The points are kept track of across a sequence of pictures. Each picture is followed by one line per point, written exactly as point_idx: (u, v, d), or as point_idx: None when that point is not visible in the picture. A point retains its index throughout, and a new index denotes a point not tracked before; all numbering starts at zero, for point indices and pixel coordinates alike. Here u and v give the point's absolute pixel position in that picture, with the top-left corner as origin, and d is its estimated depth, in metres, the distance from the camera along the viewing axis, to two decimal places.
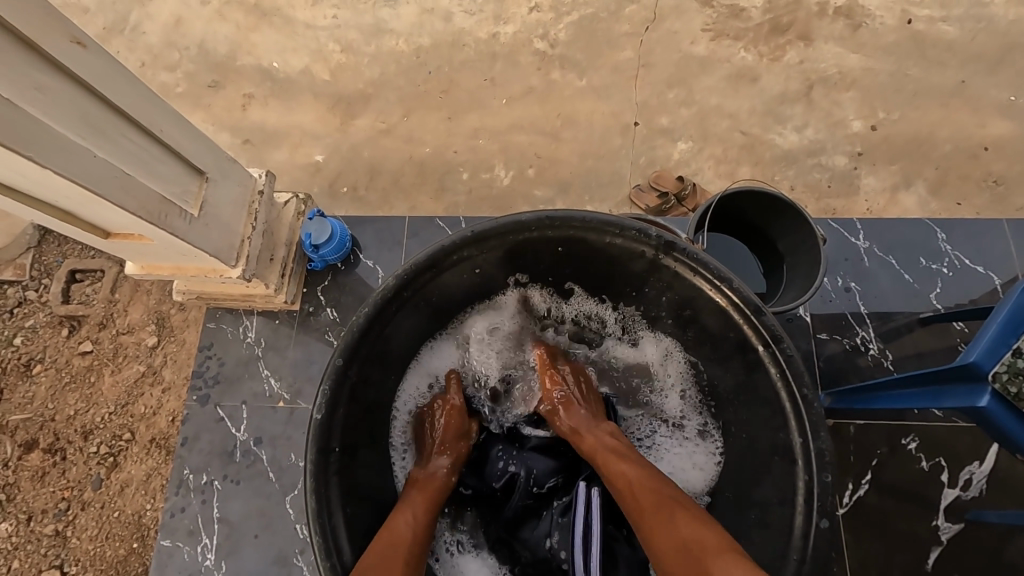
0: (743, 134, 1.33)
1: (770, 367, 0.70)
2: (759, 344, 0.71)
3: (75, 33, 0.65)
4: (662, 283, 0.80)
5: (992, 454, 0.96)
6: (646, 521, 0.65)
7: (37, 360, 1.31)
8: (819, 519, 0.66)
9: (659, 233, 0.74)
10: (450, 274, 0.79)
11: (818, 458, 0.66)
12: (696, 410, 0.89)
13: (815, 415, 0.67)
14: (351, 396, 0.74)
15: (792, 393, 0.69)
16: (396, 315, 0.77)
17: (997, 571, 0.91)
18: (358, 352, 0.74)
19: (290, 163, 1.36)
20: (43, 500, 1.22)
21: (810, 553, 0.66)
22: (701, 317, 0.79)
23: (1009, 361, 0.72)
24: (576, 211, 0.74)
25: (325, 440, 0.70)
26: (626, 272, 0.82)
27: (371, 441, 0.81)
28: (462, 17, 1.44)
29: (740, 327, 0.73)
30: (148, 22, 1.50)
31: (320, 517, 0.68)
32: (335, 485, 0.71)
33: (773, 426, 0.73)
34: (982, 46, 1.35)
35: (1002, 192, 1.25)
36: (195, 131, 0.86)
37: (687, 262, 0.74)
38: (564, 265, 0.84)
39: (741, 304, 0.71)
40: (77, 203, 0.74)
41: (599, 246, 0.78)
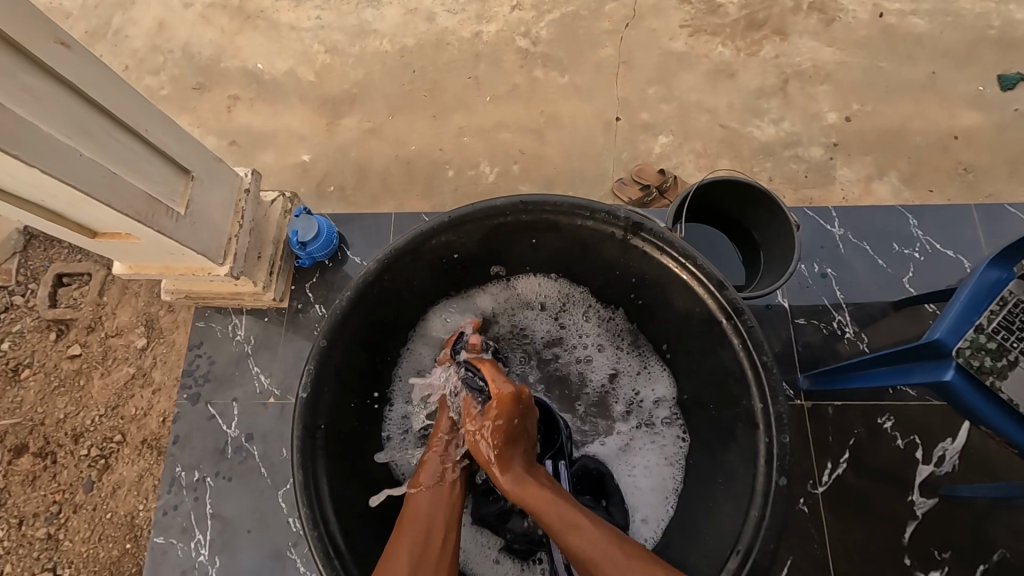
0: (723, 127, 1.36)
1: (734, 338, 0.72)
2: (723, 317, 0.73)
3: (61, 34, 0.66)
4: (632, 265, 0.82)
5: (964, 431, 0.99)
6: None
7: (25, 365, 1.31)
8: (778, 478, 0.68)
9: (627, 214, 0.76)
10: (429, 259, 0.81)
11: (777, 421, 0.68)
12: (666, 404, 0.92)
13: (773, 381, 0.70)
14: (336, 375, 0.76)
15: (753, 361, 0.71)
16: (379, 298, 0.79)
17: (969, 541, 0.94)
18: (342, 333, 0.75)
19: (277, 163, 1.37)
20: (34, 505, 1.22)
21: (772, 510, 0.67)
22: (669, 296, 0.81)
23: (972, 337, 0.75)
24: (549, 195, 0.76)
25: (311, 417, 0.72)
26: (599, 255, 0.84)
27: (359, 420, 0.83)
28: (445, 17, 1.46)
29: (705, 303, 0.75)
30: (132, 26, 1.50)
31: (307, 489, 0.69)
32: (323, 459, 0.72)
33: (737, 395, 0.75)
34: (951, 39, 1.39)
35: (972, 180, 1.28)
36: (182, 131, 0.87)
37: (655, 241, 0.76)
38: (540, 248, 0.86)
39: (705, 279, 0.73)
40: (66, 204, 0.75)
41: (571, 229, 0.80)
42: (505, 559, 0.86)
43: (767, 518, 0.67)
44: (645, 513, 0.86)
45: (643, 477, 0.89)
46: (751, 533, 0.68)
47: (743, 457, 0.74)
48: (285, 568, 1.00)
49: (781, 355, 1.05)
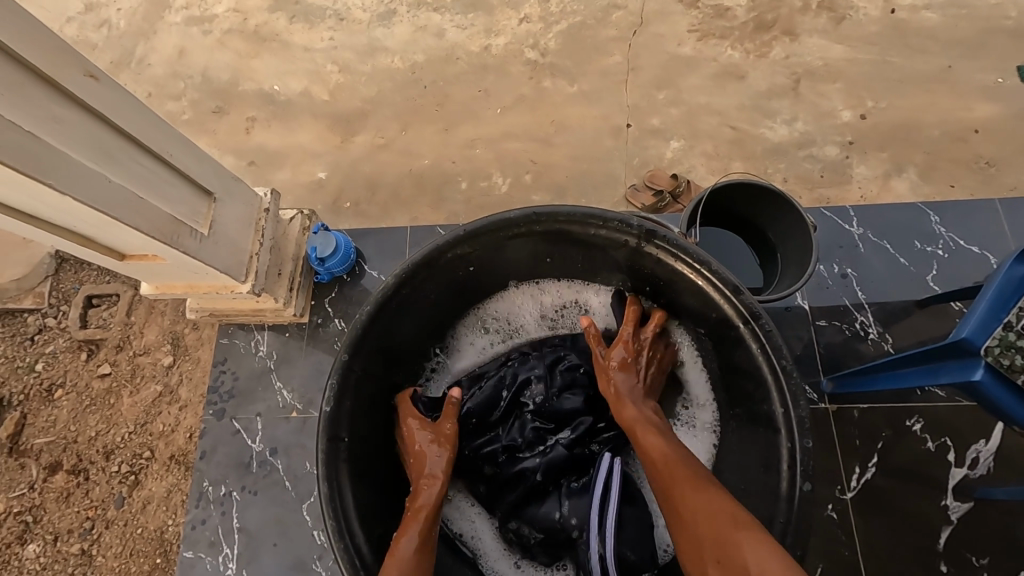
0: (733, 130, 1.35)
1: (751, 342, 0.72)
2: (739, 321, 0.72)
3: (88, 66, 0.70)
4: (646, 271, 0.82)
5: (998, 431, 0.96)
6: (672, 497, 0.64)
7: (58, 384, 1.35)
8: (802, 483, 0.67)
9: (640, 222, 0.76)
10: (445, 271, 0.82)
11: (799, 425, 0.67)
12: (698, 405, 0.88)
13: (794, 384, 0.69)
14: (356, 389, 0.77)
15: (772, 365, 0.70)
16: (397, 312, 0.80)
17: (1007, 547, 0.91)
18: (361, 348, 0.76)
19: (293, 182, 1.40)
20: (68, 521, 1.25)
21: (796, 516, 0.66)
22: (684, 301, 0.81)
23: (1001, 335, 0.72)
24: (561, 205, 0.77)
25: (334, 430, 0.73)
26: (613, 262, 0.84)
27: (380, 428, 0.84)
28: (454, 33, 1.49)
29: (720, 307, 0.74)
30: (153, 54, 1.56)
31: (332, 502, 0.70)
32: (347, 472, 0.73)
33: (757, 399, 0.74)
34: (965, 31, 1.37)
35: (994, 173, 1.26)
36: (203, 154, 0.90)
37: (668, 248, 0.76)
38: (554, 258, 0.86)
39: (720, 285, 0.73)
40: (95, 227, 0.78)
41: (584, 238, 0.80)
42: (527, 565, 0.86)
43: (791, 524, 0.66)
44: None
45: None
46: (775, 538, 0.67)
47: (763, 461, 0.73)
48: None
49: (803, 357, 1.03)
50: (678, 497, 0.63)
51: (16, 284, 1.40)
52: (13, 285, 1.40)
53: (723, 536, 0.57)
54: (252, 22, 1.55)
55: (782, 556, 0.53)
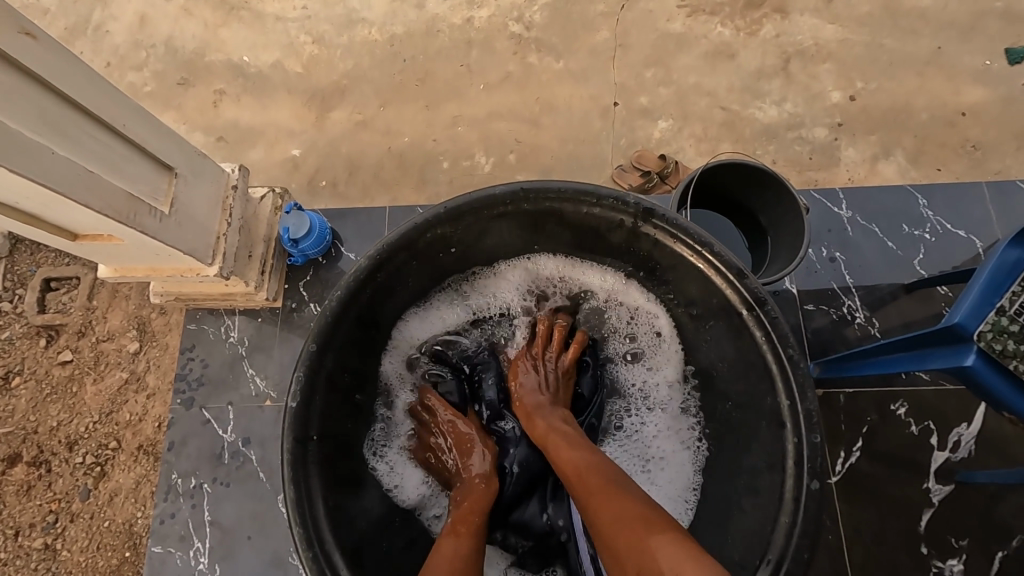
0: (723, 110, 1.32)
1: (755, 329, 0.69)
2: (743, 307, 0.70)
3: (26, 25, 0.62)
4: (642, 252, 0.79)
5: (980, 415, 0.97)
6: (592, 502, 0.64)
7: (15, 373, 1.28)
8: (810, 481, 0.65)
9: (636, 200, 0.73)
10: (426, 252, 0.77)
11: (807, 419, 0.65)
12: (685, 392, 0.87)
13: (801, 374, 0.67)
14: (329, 382, 0.73)
15: (778, 354, 0.68)
16: (374, 295, 0.76)
17: (990, 530, 0.92)
18: (334, 336, 0.72)
19: (266, 159, 1.33)
20: (30, 515, 1.20)
21: (806, 515, 0.64)
22: (684, 286, 0.78)
23: (993, 320, 0.71)
24: (551, 181, 0.73)
25: (302, 427, 0.68)
26: (607, 243, 0.81)
27: (352, 421, 0.80)
28: (435, 4, 1.42)
29: (722, 292, 0.72)
30: (111, 21, 1.45)
31: (299, 505, 0.66)
32: (317, 471, 0.69)
33: (761, 392, 0.72)
34: (955, 12, 1.36)
35: (980, 157, 1.25)
36: (162, 125, 0.83)
37: (667, 228, 0.73)
38: (544, 238, 0.83)
39: (723, 268, 0.70)
40: (41, 204, 0.71)
41: (576, 218, 0.76)
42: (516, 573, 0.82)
43: (799, 522, 0.64)
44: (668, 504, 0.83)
45: (664, 468, 0.85)
46: (780, 538, 0.65)
47: (765, 457, 0.71)
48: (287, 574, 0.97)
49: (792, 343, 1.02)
50: (594, 508, 0.64)
51: None
52: None
53: (636, 540, 0.57)
54: None
55: (694, 552, 0.54)
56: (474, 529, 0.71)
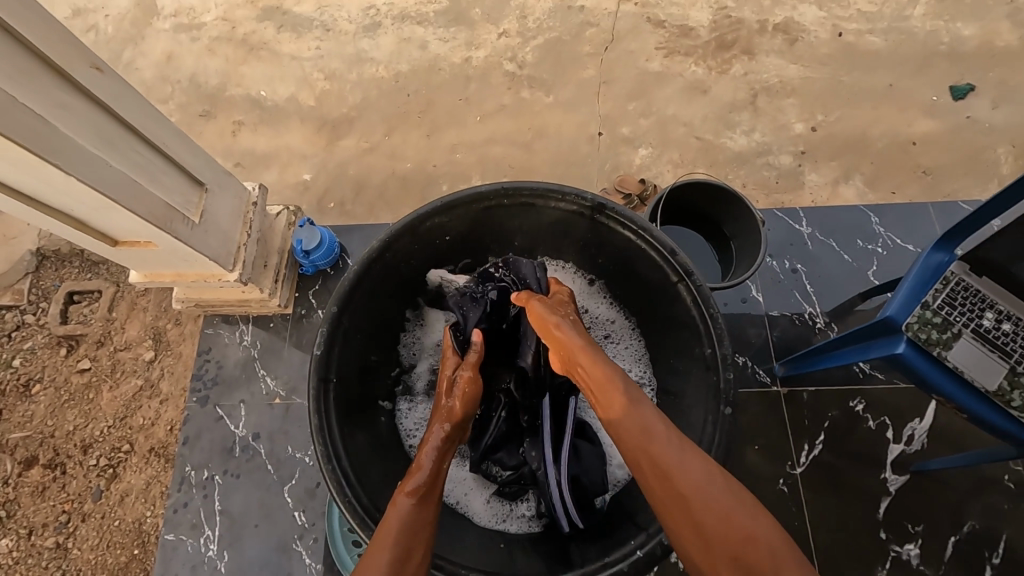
0: (698, 139, 1.46)
1: (687, 299, 0.75)
2: (676, 279, 0.76)
3: (95, 60, 0.75)
4: (601, 241, 0.84)
5: (932, 411, 1.06)
6: (673, 479, 0.56)
7: (36, 380, 1.36)
8: (723, 408, 0.70)
9: (594, 196, 0.78)
10: (425, 239, 0.81)
11: (721, 360, 0.71)
12: (631, 370, 0.92)
13: (718, 327, 0.72)
14: (345, 341, 0.76)
15: (701, 312, 0.74)
16: (378, 275, 0.79)
17: (944, 517, 1.00)
18: (351, 302, 0.75)
19: (279, 182, 1.46)
20: (43, 515, 1.26)
21: (721, 437, 0.69)
22: (635, 271, 0.83)
23: (920, 312, 0.81)
24: (529, 181, 0.78)
25: (324, 371, 0.72)
26: (575, 235, 0.86)
27: (365, 378, 0.83)
28: (437, 45, 1.57)
29: (659, 268, 0.77)
30: (141, 58, 1.61)
31: (324, 440, 0.69)
32: (337, 412, 0.73)
33: (691, 344, 0.78)
34: (905, 54, 1.51)
35: (931, 181, 1.38)
36: (196, 146, 0.95)
37: (620, 221, 0.78)
38: (523, 228, 0.87)
39: (658, 248, 0.76)
40: (93, 211, 0.82)
41: (546, 212, 0.82)
42: (495, 501, 0.83)
43: (715, 447, 0.69)
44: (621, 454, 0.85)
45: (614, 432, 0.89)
46: None
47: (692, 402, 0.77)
48: (290, 560, 1.04)
49: (757, 345, 1.12)
50: (684, 485, 0.55)
51: None
52: None
53: (729, 516, 0.52)
54: (240, 30, 1.61)
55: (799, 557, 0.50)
56: (421, 497, 0.60)
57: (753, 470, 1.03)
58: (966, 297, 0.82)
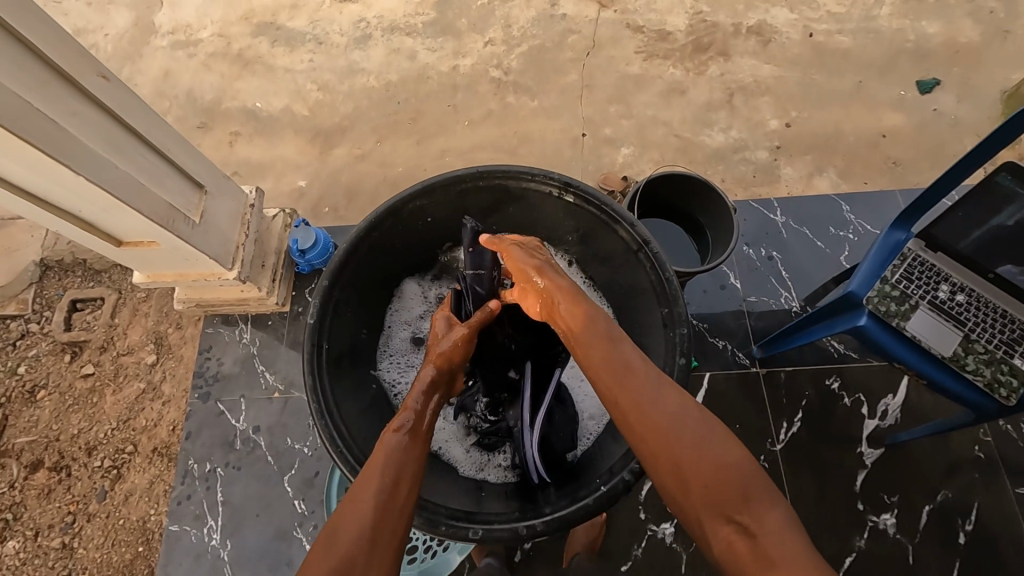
0: (677, 138, 1.52)
1: (648, 266, 0.79)
2: (636, 249, 0.79)
3: (102, 69, 0.80)
4: (570, 221, 0.88)
5: (904, 387, 1.10)
6: (647, 411, 0.55)
7: (41, 386, 1.36)
8: (678, 358, 0.72)
9: (560, 175, 0.82)
10: (408, 221, 0.85)
11: (676, 316, 0.74)
12: None
13: (673, 289, 0.76)
14: (336, 312, 0.80)
15: (659, 277, 0.77)
16: (365, 255, 0.82)
17: (917, 487, 1.04)
18: (342, 275, 0.80)
19: (275, 190, 1.51)
20: (49, 516, 1.25)
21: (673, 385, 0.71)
22: (602, 244, 0.87)
23: (879, 287, 0.88)
24: (501, 163, 0.82)
25: (318, 336, 0.76)
26: (546, 216, 0.90)
27: (358, 348, 0.87)
28: (425, 54, 1.64)
29: (621, 240, 0.81)
30: (140, 75, 1.66)
31: (318, 401, 0.72)
32: (330, 376, 0.76)
33: (651, 308, 0.81)
34: (872, 52, 1.58)
35: (900, 172, 1.44)
36: (197, 151, 1.01)
37: (585, 198, 0.82)
38: (499, 211, 0.90)
39: (619, 219, 0.80)
40: (100, 211, 0.87)
41: (519, 194, 0.86)
42: (475, 451, 0.88)
43: None
44: (592, 411, 0.89)
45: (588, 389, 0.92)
46: None
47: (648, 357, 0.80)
48: (291, 547, 1.08)
49: (735, 329, 1.17)
50: (660, 417, 0.55)
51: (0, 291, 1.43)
52: None
53: (701, 450, 0.52)
54: (235, 46, 1.68)
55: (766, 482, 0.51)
56: (406, 441, 0.59)
57: None
58: (921, 272, 0.89)
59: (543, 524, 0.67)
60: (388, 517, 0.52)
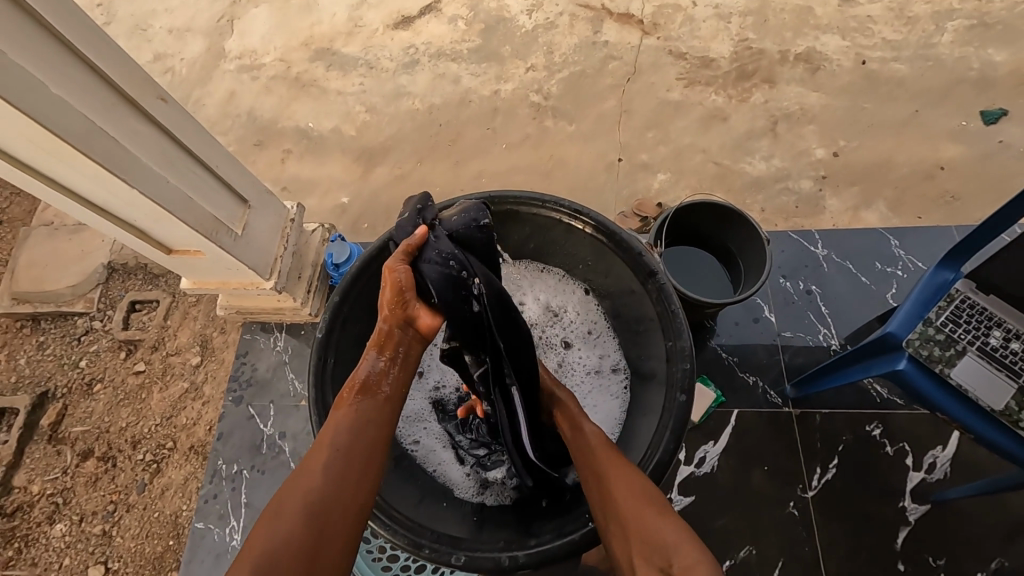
0: (716, 165, 1.49)
1: (653, 297, 0.78)
2: (642, 280, 0.79)
3: (162, 93, 0.88)
4: (580, 248, 0.88)
5: (954, 439, 1.02)
6: (598, 483, 0.66)
7: (98, 380, 1.46)
8: (678, 394, 0.72)
9: (570, 202, 0.83)
10: None
11: (679, 352, 0.74)
12: (611, 356, 0.91)
13: (676, 321, 0.76)
14: (346, 327, 0.83)
15: (663, 309, 0.77)
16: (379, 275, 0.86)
17: (967, 550, 0.95)
18: (354, 291, 0.83)
19: (319, 205, 1.58)
20: (94, 503, 1.33)
21: (672, 421, 0.71)
22: (609, 271, 0.86)
23: (921, 329, 0.83)
24: (513, 189, 0.84)
25: (325, 349, 0.80)
26: (556, 244, 0.90)
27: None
28: (468, 79, 1.69)
29: (629, 269, 0.81)
30: (207, 96, 1.80)
31: (320, 411, 0.76)
32: (334, 386, 0.80)
33: (655, 340, 0.80)
34: (931, 81, 1.51)
35: (959, 207, 1.35)
36: (245, 169, 1.07)
37: (593, 226, 0.83)
38: (510, 238, 0.92)
39: (625, 249, 0.80)
40: (152, 221, 0.94)
41: (530, 220, 0.87)
42: (474, 476, 0.87)
43: (667, 431, 0.71)
44: None
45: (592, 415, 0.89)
46: None
47: (653, 389, 0.80)
48: None
49: (768, 365, 1.11)
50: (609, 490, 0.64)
51: (71, 290, 1.55)
52: (68, 291, 1.54)
53: (642, 517, 0.61)
54: (294, 70, 1.79)
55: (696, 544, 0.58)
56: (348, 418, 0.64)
57: (762, 493, 1.01)
58: (971, 315, 0.83)
59: (525, 557, 0.68)
60: (332, 509, 0.58)
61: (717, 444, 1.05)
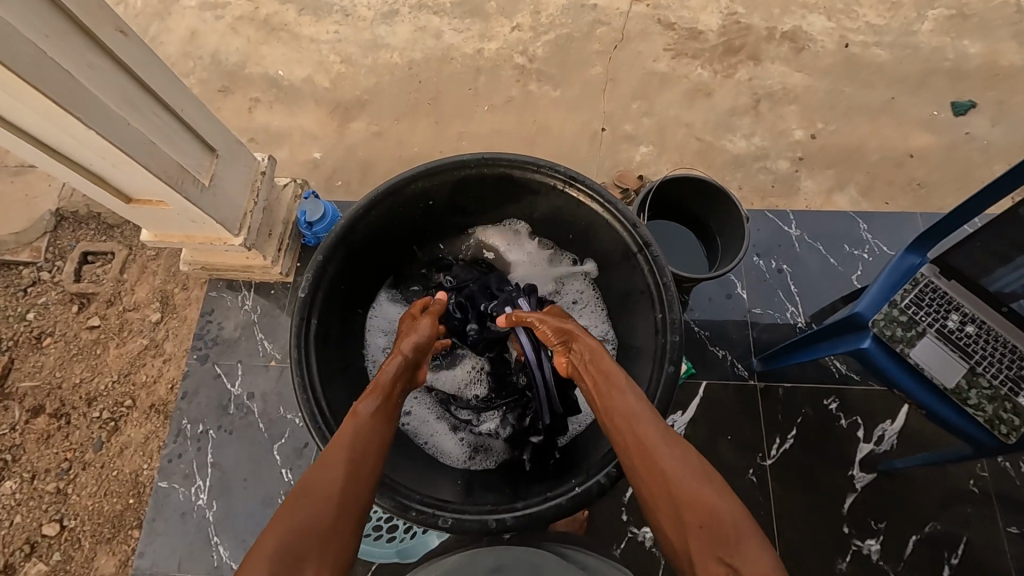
0: (698, 140, 1.49)
1: (644, 268, 0.79)
2: (635, 249, 0.79)
3: (120, 24, 0.80)
4: (572, 215, 0.87)
5: (903, 414, 1.09)
6: (646, 466, 0.62)
7: (48, 333, 1.38)
8: (667, 365, 0.74)
9: (565, 167, 0.81)
10: (407, 203, 0.84)
11: (669, 323, 0.74)
12: (596, 326, 0.93)
13: (668, 293, 0.76)
14: (330, 286, 0.80)
15: (654, 280, 0.77)
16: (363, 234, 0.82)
17: (906, 514, 1.03)
18: (338, 250, 0.80)
19: (291, 159, 1.51)
20: (46, 461, 1.28)
21: (660, 393, 0.72)
22: (600, 241, 0.86)
23: (886, 311, 0.87)
24: (506, 151, 0.81)
25: (307, 309, 0.76)
26: (546, 209, 0.89)
27: (350, 330, 0.87)
28: (451, 35, 1.62)
29: (622, 238, 0.81)
30: (166, 34, 1.66)
31: (301, 372, 0.73)
32: (315, 347, 0.77)
33: (645, 311, 0.81)
34: (908, 68, 1.53)
35: (924, 194, 1.40)
36: (211, 114, 1.00)
37: (587, 193, 0.81)
38: (499, 201, 0.90)
39: (619, 218, 0.79)
40: (110, 166, 0.87)
41: (522, 184, 0.85)
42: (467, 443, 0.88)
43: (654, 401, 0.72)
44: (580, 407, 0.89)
45: None
46: None
47: (640, 360, 0.81)
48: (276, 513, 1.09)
49: (737, 340, 1.15)
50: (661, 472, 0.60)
51: (15, 237, 1.44)
52: (12, 239, 1.44)
53: (697, 497, 0.57)
54: (263, 12, 1.67)
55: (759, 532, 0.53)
56: (373, 413, 0.68)
57: (724, 460, 1.06)
58: (932, 299, 0.87)
59: (513, 519, 0.69)
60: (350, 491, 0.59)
61: (685, 414, 1.09)
